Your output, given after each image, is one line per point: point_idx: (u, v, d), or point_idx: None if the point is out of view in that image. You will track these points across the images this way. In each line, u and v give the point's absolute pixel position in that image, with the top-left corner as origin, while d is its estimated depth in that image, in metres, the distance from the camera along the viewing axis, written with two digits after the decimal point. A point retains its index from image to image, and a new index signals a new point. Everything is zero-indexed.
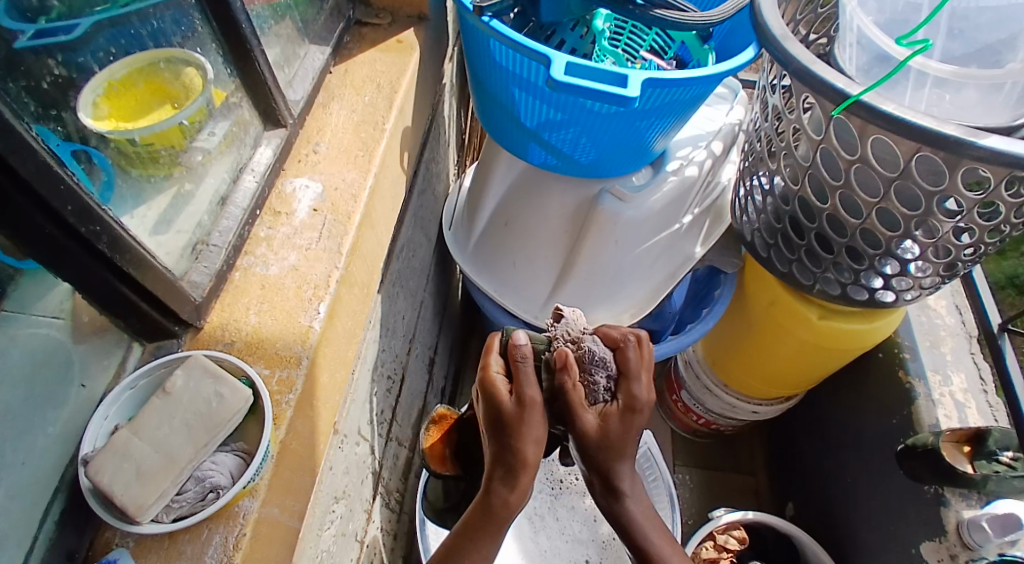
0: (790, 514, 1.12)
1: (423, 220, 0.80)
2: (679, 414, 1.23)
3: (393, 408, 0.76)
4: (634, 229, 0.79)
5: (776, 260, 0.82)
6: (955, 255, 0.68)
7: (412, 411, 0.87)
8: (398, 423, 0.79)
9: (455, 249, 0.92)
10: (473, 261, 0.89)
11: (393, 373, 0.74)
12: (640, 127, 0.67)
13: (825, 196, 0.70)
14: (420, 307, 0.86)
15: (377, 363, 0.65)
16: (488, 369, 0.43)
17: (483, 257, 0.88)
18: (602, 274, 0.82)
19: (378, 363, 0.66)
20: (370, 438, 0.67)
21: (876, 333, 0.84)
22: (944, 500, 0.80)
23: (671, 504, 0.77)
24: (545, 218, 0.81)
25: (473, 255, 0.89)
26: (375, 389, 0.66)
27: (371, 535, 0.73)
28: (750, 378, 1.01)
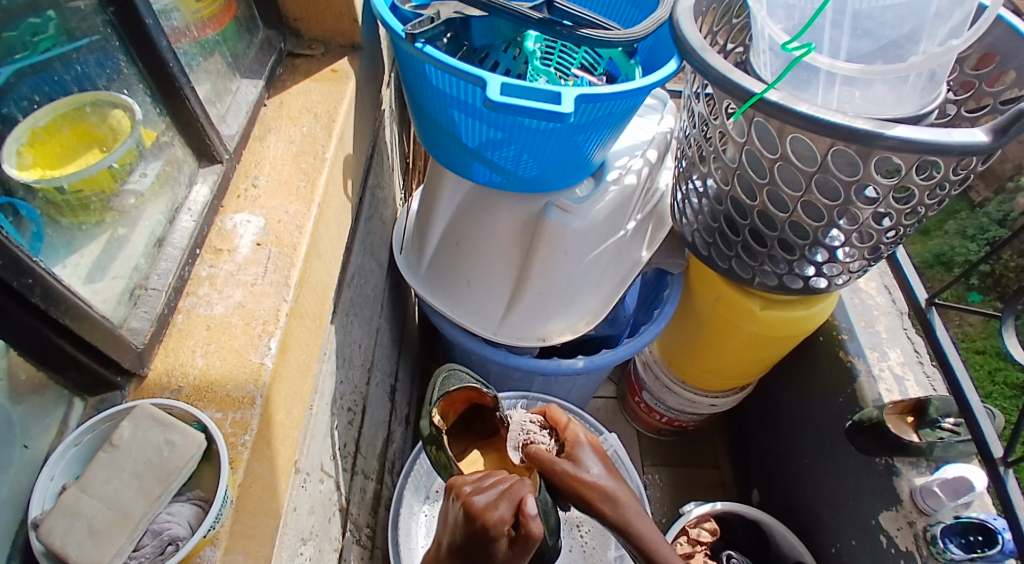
0: (757, 501, 1.16)
1: (372, 247, 0.80)
2: (642, 415, 1.25)
3: (356, 439, 0.75)
4: (581, 240, 0.81)
5: (717, 257, 0.85)
6: (877, 239, 0.72)
7: (376, 441, 0.85)
8: (362, 455, 0.77)
9: (408, 273, 0.91)
10: (426, 284, 0.89)
11: (353, 403, 0.73)
12: (577, 142, 0.69)
13: (755, 193, 0.74)
14: (376, 335, 0.85)
15: (335, 395, 0.64)
16: (500, 520, 0.45)
17: (436, 279, 0.88)
18: (553, 286, 0.84)
19: (337, 395, 0.65)
20: (334, 472, 0.65)
21: (817, 318, 0.89)
22: (895, 470, 0.85)
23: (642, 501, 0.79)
24: (493, 236, 0.81)
25: (426, 278, 0.89)
26: (336, 422, 0.65)
27: None
28: (705, 373, 1.04)
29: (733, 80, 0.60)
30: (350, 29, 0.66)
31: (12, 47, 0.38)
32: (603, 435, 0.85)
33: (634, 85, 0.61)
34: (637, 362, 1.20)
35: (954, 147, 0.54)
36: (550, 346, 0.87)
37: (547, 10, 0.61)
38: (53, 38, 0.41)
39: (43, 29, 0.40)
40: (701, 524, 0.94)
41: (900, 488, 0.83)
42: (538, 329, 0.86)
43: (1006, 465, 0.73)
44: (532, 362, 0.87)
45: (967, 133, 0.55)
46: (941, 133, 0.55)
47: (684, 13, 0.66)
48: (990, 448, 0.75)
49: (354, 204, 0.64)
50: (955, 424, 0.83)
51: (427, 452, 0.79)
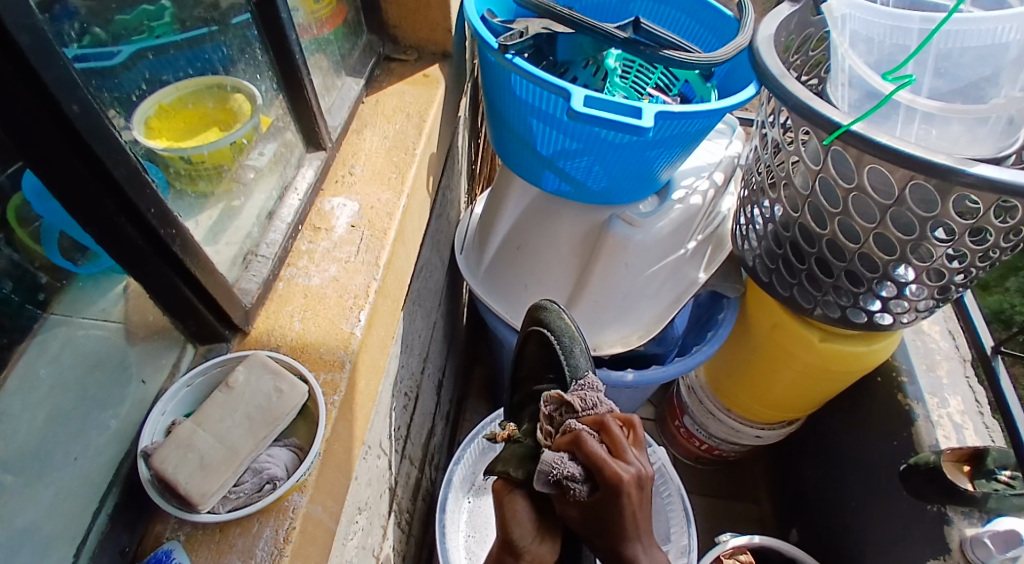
0: (794, 540, 1.14)
1: (438, 245, 0.84)
2: (681, 441, 1.25)
3: (408, 426, 0.78)
4: (643, 253, 0.83)
5: (778, 284, 0.86)
6: (947, 279, 0.72)
7: (422, 432, 0.88)
8: (411, 443, 0.80)
9: (468, 272, 0.95)
10: (484, 284, 0.93)
11: (409, 390, 0.76)
12: (650, 158, 0.71)
13: (824, 222, 0.75)
14: (433, 329, 0.88)
15: (397, 379, 0.67)
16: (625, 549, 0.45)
17: (495, 280, 0.92)
18: (612, 295, 0.85)
19: (398, 379, 0.68)
20: (389, 452, 0.68)
21: (875, 355, 0.88)
22: (947, 518, 0.83)
23: (686, 522, 0.79)
24: (555, 242, 0.84)
25: (485, 279, 0.93)
26: (394, 404, 0.68)
27: (385, 553, 0.73)
28: (754, 403, 1.04)
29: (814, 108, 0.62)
30: (445, 38, 0.70)
31: (127, 29, 0.40)
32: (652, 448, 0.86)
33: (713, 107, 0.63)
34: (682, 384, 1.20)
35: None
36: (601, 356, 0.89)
37: (632, 30, 0.64)
38: (166, 25, 0.44)
39: (159, 16, 0.43)
40: (735, 556, 0.93)
41: (950, 536, 0.82)
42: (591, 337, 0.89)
43: None
44: None
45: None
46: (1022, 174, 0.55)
47: (764, 41, 0.68)
48: None
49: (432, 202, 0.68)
50: (1012, 477, 0.81)
51: (476, 444, 0.80)
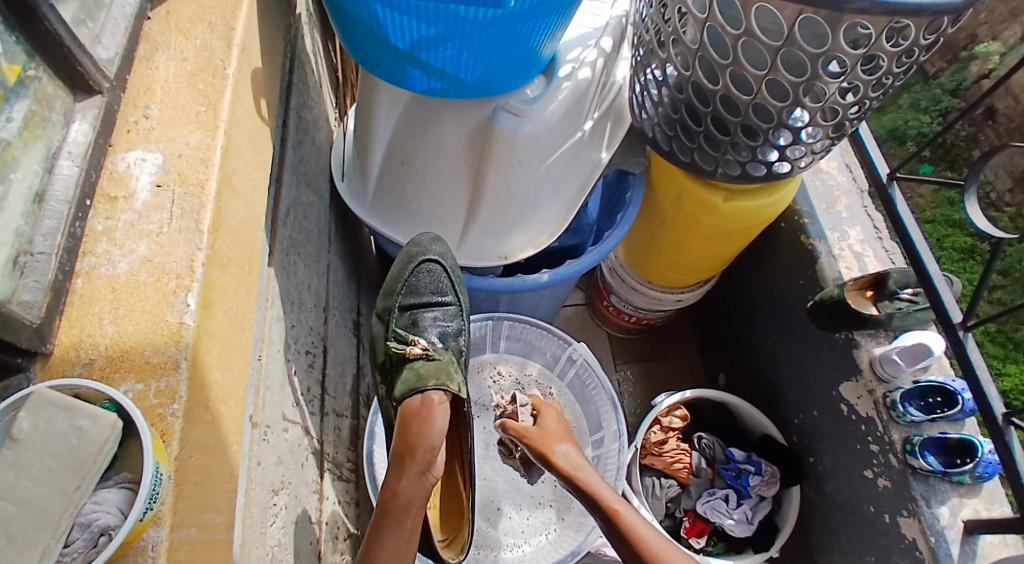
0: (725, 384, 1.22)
1: (308, 181, 0.74)
2: (613, 314, 1.36)
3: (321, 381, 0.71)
4: (534, 144, 0.77)
5: (678, 151, 0.82)
6: (841, 115, 0.69)
7: (346, 378, 0.83)
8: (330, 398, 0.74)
9: (353, 200, 0.86)
10: (376, 210, 0.84)
11: (312, 345, 0.69)
12: (516, 33, 0.62)
13: (717, 77, 0.69)
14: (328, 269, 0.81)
15: (288, 340, 0.60)
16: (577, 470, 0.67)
17: (385, 203, 0.83)
18: (513, 195, 0.81)
19: (290, 339, 0.61)
20: (302, 418, 0.63)
21: (776, 206, 0.92)
22: (856, 343, 0.90)
23: (612, 404, 0.86)
24: (442, 149, 0.77)
25: (374, 205, 0.84)
26: (293, 367, 0.61)
27: (329, 509, 0.71)
28: (671, 270, 1.09)
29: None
30: None
31: None
32: (572, 345, 0.89)
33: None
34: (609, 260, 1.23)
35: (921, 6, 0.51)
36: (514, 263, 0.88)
37: None
38: None
39: None
40: (670, 413, 1.13)
41: (859, 359, 0.90)
42: (500, 245, 0.87)
43: (966, 328, 0.78)
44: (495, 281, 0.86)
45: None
46: None
47: None
48: (947, 314, 0.80)
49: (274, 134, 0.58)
50: (913, 293, 0.89)
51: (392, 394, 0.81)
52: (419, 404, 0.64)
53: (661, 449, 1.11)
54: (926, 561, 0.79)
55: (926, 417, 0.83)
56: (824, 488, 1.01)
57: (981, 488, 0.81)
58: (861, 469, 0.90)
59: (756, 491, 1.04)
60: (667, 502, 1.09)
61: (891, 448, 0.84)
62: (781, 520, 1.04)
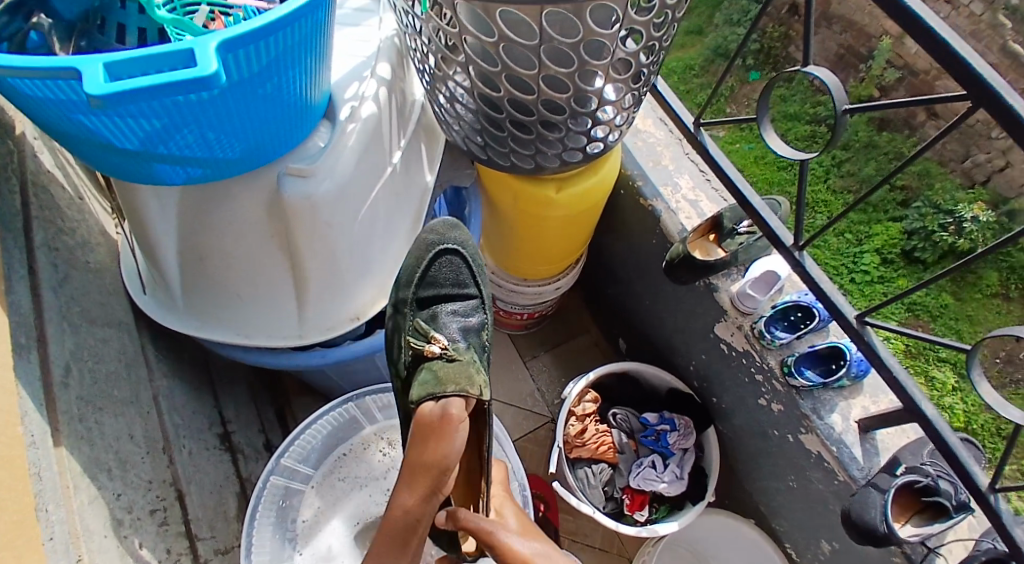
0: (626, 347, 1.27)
1: (68, 331, 0.67)
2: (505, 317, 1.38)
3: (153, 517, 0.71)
4: (339, 204, 0.71)
5: (497, 157, 0.84)
6: (633, 75, 0.72)
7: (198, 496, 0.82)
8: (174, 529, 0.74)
9: (166, 308, 0.81)
10: (193, 312, 0.80)
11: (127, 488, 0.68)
12: (269, 95, 0.59)
13: (496, 85, 0.70)
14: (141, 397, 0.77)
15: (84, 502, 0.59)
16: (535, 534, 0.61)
17: (202, 301, 0.79)
18: (337, 256, 0.76)
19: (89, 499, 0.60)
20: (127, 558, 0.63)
21: (607, 182, 0.93)
22: (715, 287, 0.94)
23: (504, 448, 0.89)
24: (241, 234, 0.72)
25: (187, 307, 0.80)
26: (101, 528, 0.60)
27: None
28: (538, 264, 1.10)
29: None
30: None
31: None
32: None
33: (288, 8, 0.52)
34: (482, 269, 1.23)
35: None
36: (368, 322, 0.83)
37: None
38: None
39: None
40: (581, 401, 1.12)
41: (721, 301, 0.93)
42: (349, 308, 0.82)
43: (800, 248, 0.83)
44: (354, 346, 0.83)
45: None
46: None
47: None
48: (782, 239, 0.85)
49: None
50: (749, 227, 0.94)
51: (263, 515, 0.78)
52: (437, 416, 0.57)
53: (584, 438, 1.11)
54: (837, 471, 0.83)
55: (795, 336, 0.88)
56: (733, 423, 1.05)
57: (862, 383, 0.86)
58: (755, 399, 0.95)
59: (676, 447, 1.08)
60: (604, 486, 1.10)
61: (772, 374, 0.88)
62: (707, 465, 1.08)
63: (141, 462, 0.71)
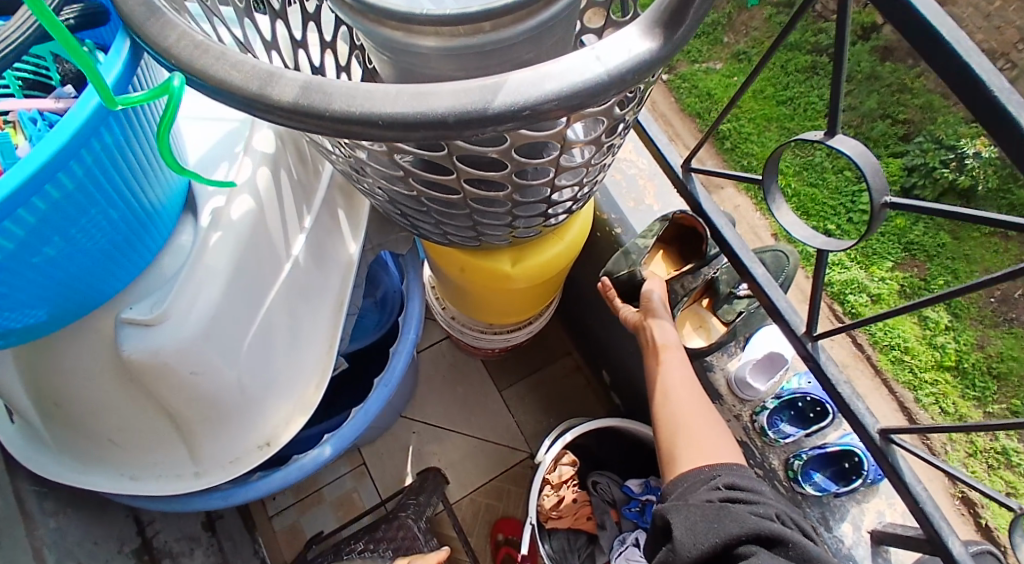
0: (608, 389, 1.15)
1: None
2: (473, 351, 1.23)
3: None
4: (208, 340, 0.55)
5: (431, 234, 0.67)
6: (596, 153, 0.54)
7: None
8: None
9: (36, 442, 0.65)
10: (67, 451, 0.64)
11: None
12: (58, 255, 0.43)
13: (405, 185, 0.52)
14: None
15: None
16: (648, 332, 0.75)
17: (73, 442, 0.63)
18: (222, 394, 0.60)
19: None
20: None
21: (577, 245, 0.76)
22: (710, 364, 0.80)
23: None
24: (91, 381, 0.57)
25: (61, 448, 0.64)
26: None
27: None
28: (500, 317, 0.93)
29: (260, 73, 0.31)
30: None
31: None
32: None
33: (34, 163, 0.36)
34: (442, 315, 1.08)
35: (577, 99, 0.32)
36: (282, 448, 0.69)
37: None
38: None
39: None
40: (558, 466, 1.00)
41: (717, 383, 0.80)
42: (254, 436, 0.67)
43: (813, 340, 0.68)
44: (264, 484, 0.68)
45: (622, 41, 0.33)
46: (558, 68, 0.31)
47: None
48: (790, 321, 0.70)
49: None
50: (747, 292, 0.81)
51: None
52: None
53: (560, 509, 1.00)
54: None
55: (802, 433, 0.76)
56: None
57: (877, 485, 0.76)
58: None
59: None
60: (583, 558, 1.01)
61: (774, 476, 0.76)
62: None
63: None
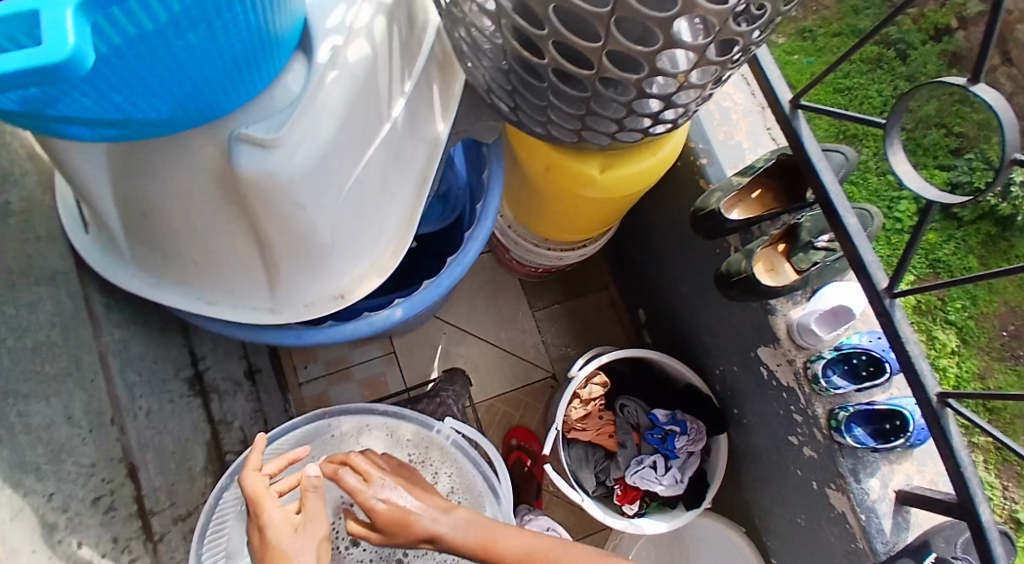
0: (644, 320, 1.17)
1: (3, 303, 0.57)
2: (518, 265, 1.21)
3: (132, 514, 0.65)
4: (318, 179, 0.56)
5: (528, 122, 0.65)
6: (728, 61, 0.53)
7: (184, 466, 0.78)
8: (156, 515, 0.69)
9: (115, 255, 0.67)
10: (147, 269, 0.67)
11: (100, 494, 0.62)
12: (197, 45, 0.41)
13: (541, 48, 0.51)
14: (101, 371, 0.68)
15: (36, 532, 0.52)
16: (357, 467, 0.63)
17: (156, 259, 0.66)
18: (316, 234, 0.62)
19: (44, 524, 0.54)
20: None
21: (669, 162, 0.71)
22: (773, 308, 0.80)
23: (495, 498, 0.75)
24: (191, 199, 0.58)
25: (141, 261, 0.67)
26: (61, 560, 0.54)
27: None
28: (560, 231, 0.93)
29: None
30: None
31: None
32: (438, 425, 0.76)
33: None
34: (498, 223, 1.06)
35: None
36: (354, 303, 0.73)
37: None
38: None
39: None
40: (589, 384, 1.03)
41: (777, 326, 0.79)
42: (333, 286, 0.71)
43: (893, 297, 0.67)
44: (332, 332, 0.71)
45: None
46: None
47: None
48: (872, 275, 0.69)
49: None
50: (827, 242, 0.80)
51: None
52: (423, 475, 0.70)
53: (585, 423, 1.04)
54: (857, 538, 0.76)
55: (853, 388, 0.76)
56: (751, 441, 0.96)
57: (913, 450, 0.76)
58: (785, 434, 0.85)
59: (684, 451, 0.99)
60: (597, 472, 1.05)
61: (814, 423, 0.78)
62: (711, 471, 1.01)
63: (83, 447, 0.61)
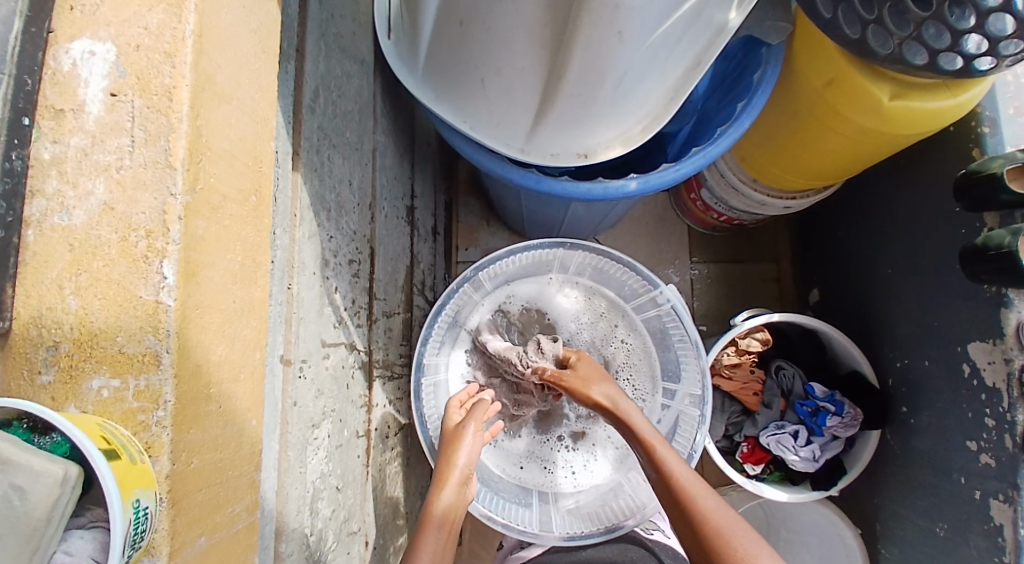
0: (814, 299, 1.17)
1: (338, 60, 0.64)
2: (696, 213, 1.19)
3: (366, 287, 0.73)
4: (643, 14, 0.59)
5: (843, 22, 0.62)
6: None
7: (392, 275, 0.85)
8: (378, 302, 0.77)
9: (408, 64, 0.76)
10: (431, 82, 0.74)
11: (355, 255, 0.69)
12: None
13: None
14: (370, 158, 0.75)
15: (322, 257, 0.60)
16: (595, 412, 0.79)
17: (444, 72, 0.72)
18: (605, 76, 0.65)
19: (327, 255, 0.61)
20: (343, 338, 0.66)
21: (963, 109, 0.68)
22: (1007, 300, 0.74)
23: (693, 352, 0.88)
24: (513, 14, 0.61)
25: (429, 72, 0.73)
26: (328, 290, 0.62)
27: (378, 415, 0.77)
28: (787, 173, 0.89)
29: None
30: None
31: None
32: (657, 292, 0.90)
33: None
34: None
35: None
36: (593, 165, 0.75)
37: None
38: None
39: None
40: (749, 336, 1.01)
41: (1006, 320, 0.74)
42: (579, 143, 0.74)
43: None
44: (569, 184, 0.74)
45: None
46: None
47: None
48: None
49: (263, 8, 0.44)
50: None
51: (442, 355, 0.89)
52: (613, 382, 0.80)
53: (733, 372, 1.03)
54: None
55: None
56: (912, 442, 0.91)
57: None
58: (965, 438, 0.81)
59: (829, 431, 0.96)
60: (728, 424, 1.05)
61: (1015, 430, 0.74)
62: (851, 459, 0.98)
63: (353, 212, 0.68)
